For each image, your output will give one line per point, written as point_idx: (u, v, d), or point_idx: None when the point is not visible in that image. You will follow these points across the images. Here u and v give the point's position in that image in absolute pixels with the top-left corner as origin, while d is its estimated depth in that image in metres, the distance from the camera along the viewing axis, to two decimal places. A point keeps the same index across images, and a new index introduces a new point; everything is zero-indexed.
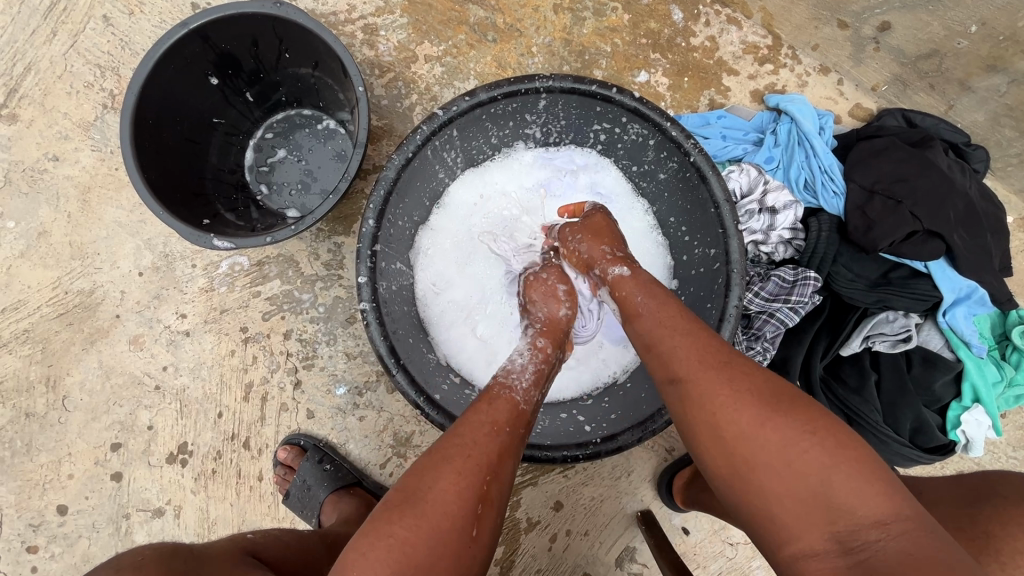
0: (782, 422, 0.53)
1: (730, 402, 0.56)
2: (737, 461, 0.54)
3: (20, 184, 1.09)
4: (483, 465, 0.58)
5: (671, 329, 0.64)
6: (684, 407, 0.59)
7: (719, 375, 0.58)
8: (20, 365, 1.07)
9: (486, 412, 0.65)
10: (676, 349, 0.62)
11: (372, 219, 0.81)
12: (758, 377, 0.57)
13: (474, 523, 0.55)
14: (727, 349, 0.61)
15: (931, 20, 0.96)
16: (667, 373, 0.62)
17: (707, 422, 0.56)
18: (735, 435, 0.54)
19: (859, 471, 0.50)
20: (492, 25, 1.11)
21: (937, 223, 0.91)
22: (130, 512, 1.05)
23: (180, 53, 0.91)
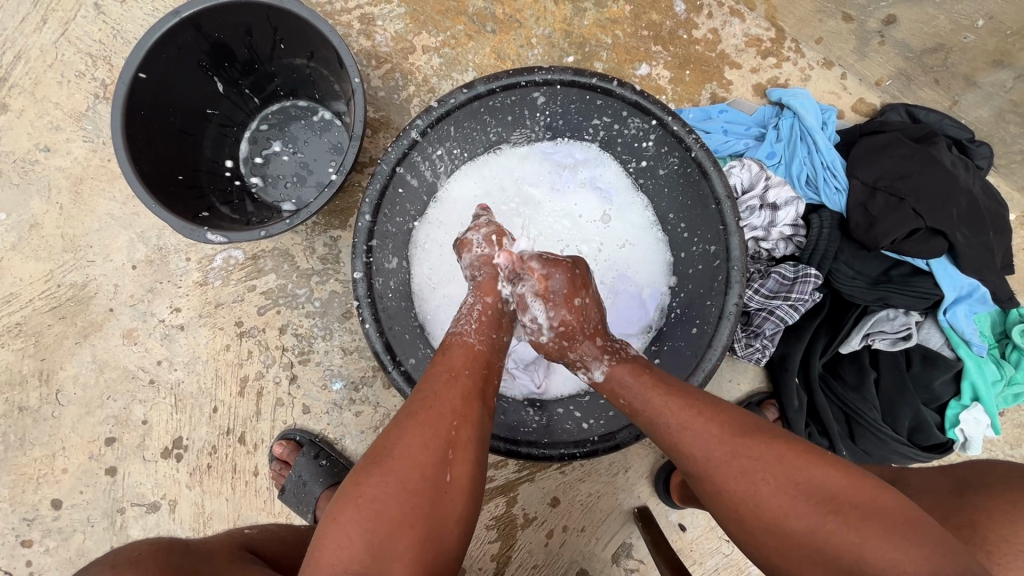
0: (805, 509, 0.53)
1: (751, 496, 0.55)
2: (773, 552, 0.55)
3: (11, 175, 1.07)
4: (446, 409, 0.61)
5: (669, 424, 0.62)
6: (710, 500, 0.59)
7: (730, 468, 0.57)
8: (13, 358, 1.06)
9: (444, 361, 0.67)
10: (684, 443, 0.60)
11: (368, 214, 0.80)
12: (770, 458, 0.56)
13: (446, 467, 0.58)
14: (731, 421, 0.60)
15: (937, 13, 0.94)
16: (681, 459, 0.61)
17: (732, 515, 0.57)
18: (764, 531, 0.55)
19: (892, 541, 0.49)
20: (491, 16, 1.09)
21: (940, 220, 0.90)
22: (125, 506, 1.05)
23: (172, 42, 0.89)
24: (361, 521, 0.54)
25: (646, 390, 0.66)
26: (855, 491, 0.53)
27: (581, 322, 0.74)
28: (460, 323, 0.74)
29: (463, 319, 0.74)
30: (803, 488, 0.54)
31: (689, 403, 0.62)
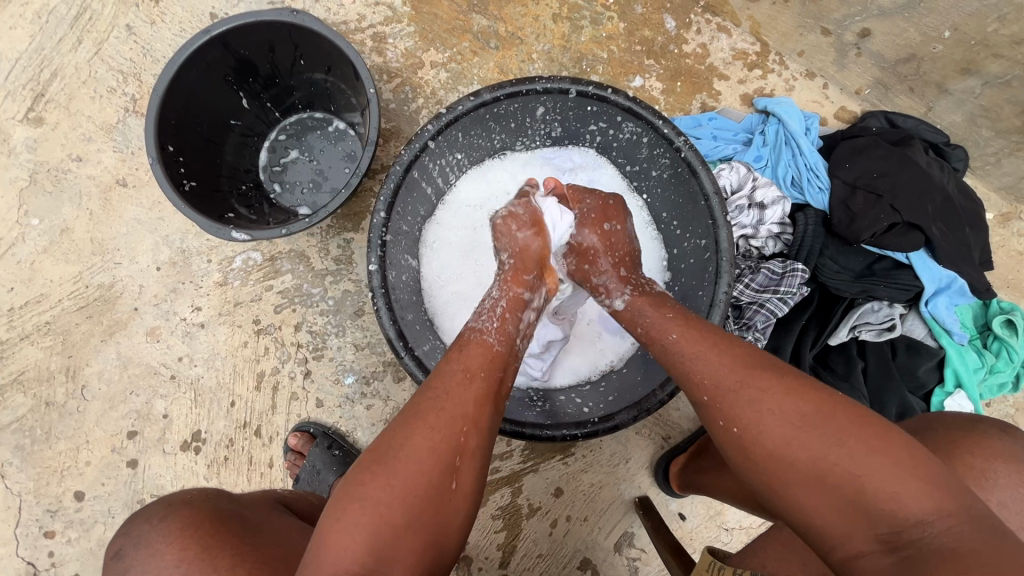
0: (810, 439, 0.54)
1: (756, 423, 0.57)
2: (772, 479, 0.56)
3: (45, 184, 1.14)
4: (457, 415, 0.62)
5: (683, 352, 0.67)
6: (717, 427, 0.61)
7: (742, 397, 0.59)
8: (41, 355, 1.11)
9: (460, 360, 0.68)
10: (701, 374, 0.64)
11: (382, 211, 0.86)
12: (778, 390, 0.58)
13: (450, 476, 0.59)
14: (748, 358, 0.63)
15: (907, 26, 1.02)
16: (697, 392, 0.64)
17: (736, 442, 0.59)
18: (767, 457, 0.56)
19: (895, 475, 0.50)
20: (494, 33, 1.17)
21: (917, 215, 0.96)
22: (145, 497, 1.09)
23: (202, 58, 0.97)
24: (360, 524, 0.54)
25: (659, 329, 0.71)
26: (865, 422, 0.54)
27: (608, 248, 0.85)
28: (482, 320, 0.76)
29: (484, 313, 0.77)
30: (816, 412, 0.55)
31: (707, 341, 0.66)
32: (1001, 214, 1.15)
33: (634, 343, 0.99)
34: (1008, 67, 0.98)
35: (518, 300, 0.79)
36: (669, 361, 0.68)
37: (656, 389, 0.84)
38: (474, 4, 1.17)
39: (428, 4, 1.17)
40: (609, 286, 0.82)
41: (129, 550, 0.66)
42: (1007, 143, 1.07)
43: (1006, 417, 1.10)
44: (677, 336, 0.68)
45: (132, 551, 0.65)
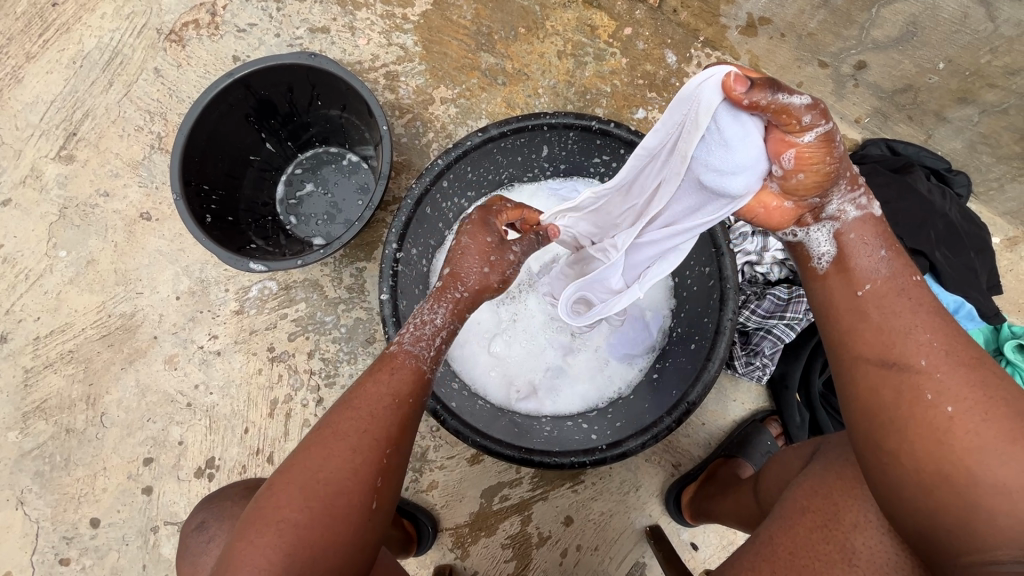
0: (1009, 426, 0.49)
1: (957, 392, 0.52)
2: (952, 463, 0.50)
3: (74, 218, 1.20)
4: (382, 437, 0.62)
5: (914, 307, 0.58)
6: (904, 384, 0.54)
7: (963, 370, 0.53)
8: (64, 383, 1.14)
9: (388, 381, 0.65)
10: (912, 328, 0.56)
11: (394, 243, 0.88)
12: (991, 378, 0.53)
13: (372, 496, 0.59)
14: (971, 345, 0.56)
15: (902, 58, 1.05)
16: (897, 346, 0.56)
17: (920, 401, 0.53)
18: (968, 446, 0.50)
19: None
20: (501, 70, 1.22)
21: (919, 241, 0.97)
22: (158, 524, 1.10)
23: (225, 99, 1.02)
24: (279, 547, 0.54)
25: (902, 266, 0.61)
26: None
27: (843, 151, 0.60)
28: (418, 344, 0.70)
29: (422, 334, 0.70)
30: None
31: (938, 307, 0.58)
32: (1007, 238, 1.15)
33: (641, 371, 1.00)
34: (1003, 96, 1.00)
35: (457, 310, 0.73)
36: (880, 306, 0.59)
37: (663, 416, 0.86)
38: (482, 43, 1.22)
39: (438, 43, 1.22)
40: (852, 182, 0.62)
41: (212, 521, 0.76)
42: (1008, 168, 1.08)
43: None
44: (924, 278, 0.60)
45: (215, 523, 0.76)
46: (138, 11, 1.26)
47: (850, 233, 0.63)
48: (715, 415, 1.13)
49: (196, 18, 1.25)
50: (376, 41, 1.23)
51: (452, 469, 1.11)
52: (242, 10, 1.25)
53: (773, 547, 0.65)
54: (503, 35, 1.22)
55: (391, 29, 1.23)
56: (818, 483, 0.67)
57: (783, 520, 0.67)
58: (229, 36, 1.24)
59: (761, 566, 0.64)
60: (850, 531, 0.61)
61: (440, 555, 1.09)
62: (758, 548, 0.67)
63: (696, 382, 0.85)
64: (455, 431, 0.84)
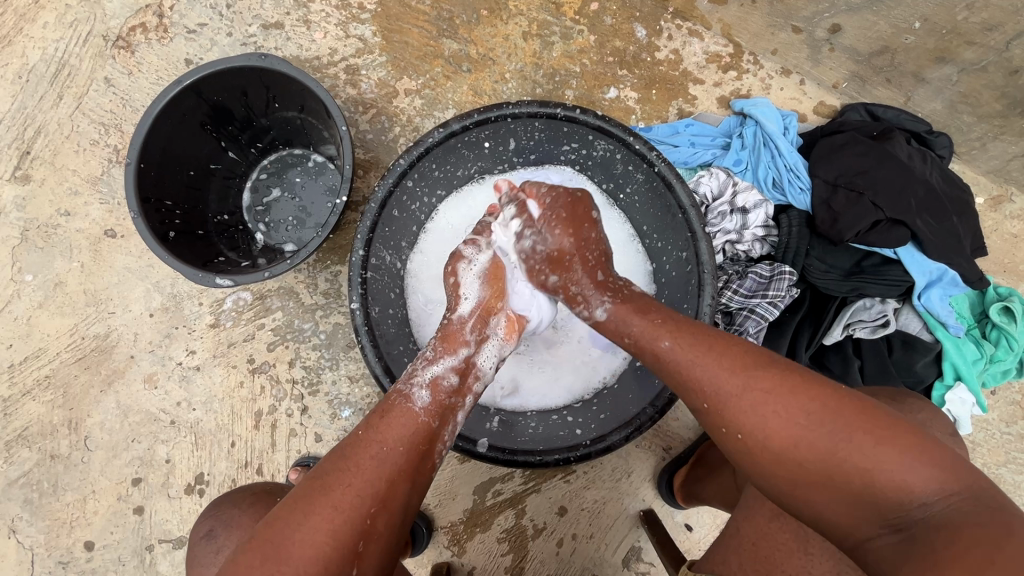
0: (801, 429, 0.53)
1: (754, 416, 0.56)
2: (777, 471, 0.54)
3: (36, 240, 1.16)
4: (366, 496, 0.58)
5: (687, 357, 0.62)
6: (713, 417, 0.59)
7: (744, 395, 0.57)
8: (43, 409, 1.13)
9: (377, 431, 0.63)
10: (700, 378, 0.60)
11: (361, 249, 0.85)
12: (779, 380, 0.56)
13: (352, 561, 0.56)
14: (750, 354, 0.60)
15: (877, 19, 1.02)
16: (691, 395, 0.61)
17: (729, 429, 0.58)
18: (775, 449, 0.54)
19: (905, 464, 0.49)
20: (466, 56, 1.17)
21: (900, 210, 0.95)
22: (153, 543, 1.10)
23: (176, 108, 0.97)
24: None
25: (653, 331, 0.66)
26: (871, 413, 0.52)
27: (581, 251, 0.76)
28: (410, 381, 0.70)
29: (416, 375, 0.71)
30: (793, 389, 0.55)
31: (713, 341, 0.62)
32: (991, 198, 1.13)
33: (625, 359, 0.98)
34: (981, 53, 0.97)
35: (463, 365, 0.74)
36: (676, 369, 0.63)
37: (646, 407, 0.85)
38: (444, 28, 1.17)
39: (398, 32, 1.17)
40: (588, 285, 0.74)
41: (221, 529, 0.77)
42: (989, 127, 1.06)
43: (1013, 405, 1.09)
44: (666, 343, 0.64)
45: (224, 532, 0.77)
46: (81, 18, 1.20)
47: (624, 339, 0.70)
48: None
49: (143, 21, 1.19)
50: (333, 34, 1.17)
51: (442, 469, 1.10)
52: (190, 10, 1.19)
53: (739, 540, 0.71)
54: (465, 19, 1.18)
55: (348, 20, 1.17)
56: None
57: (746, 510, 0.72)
58: (180, 39, 1.19)
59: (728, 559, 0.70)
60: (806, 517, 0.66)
61: (436, 553, 1.10)
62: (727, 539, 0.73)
63: None
64: None
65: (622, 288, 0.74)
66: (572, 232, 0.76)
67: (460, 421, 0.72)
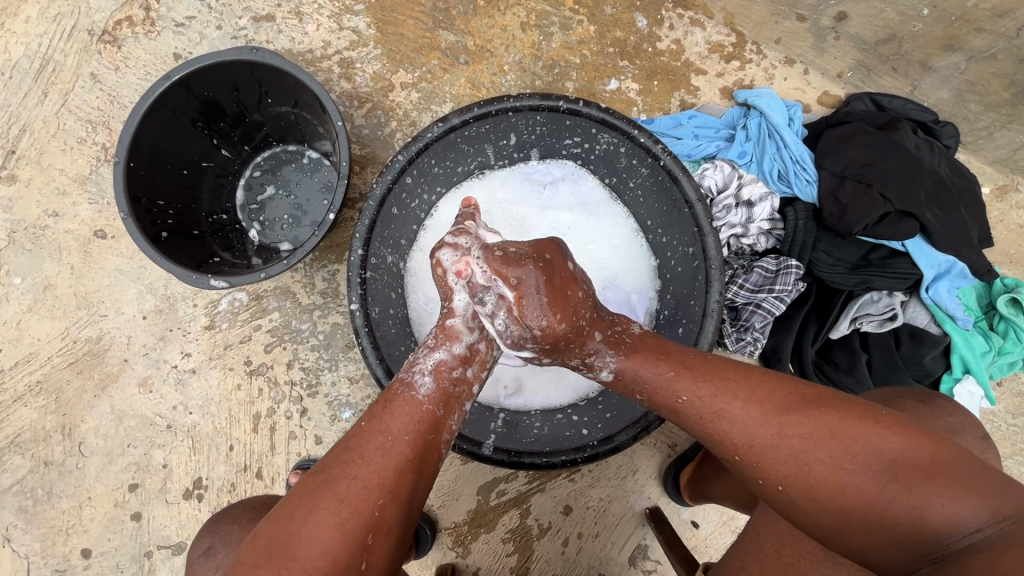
0: (850, 474, 0.51)
1: (800, 475, 0.53)
2: (825, 523, 0.52)
3: (24, 242, 1.13)
4: (375, 485, 0.57)
5: (709, 409, 0.59)
6: (750, 478, 0.57)
7: (780, 443, 0.55)
8: (35, 416, 1.10)
9: (381, 420, 0.62)
10: (730, 432, 0.58)
11: (360, 248, 0.83)
12: (811, 421, 0.54)
13: (362, 557, 0.54)
14: (772, 393, 0.58)
15: (883, 7, 1.00)
16: (724, 449, 0.59)
17: (772, 492, 0.55)
18: (822, 498, 0.52)
19: (954, 495, 0.47)
20: (463, 48, 1.14)
21: (908, 202, 0.94)
22: (152, 549, 1.08)
23: (165, 105, 0.94)
24: None
25: (670, 386, 0.62)
26: (915, 446, 0.50)
27: (566, 307, 0.65)
28: (410, 368, 0.66)
29: (418, 363, 0.67)
30: (829, 426, 0.53)
31: (737, 379, 0.60)
32: (997, 187, 1.12)
33: None
34: (991, 41, 0.96)
35: (467, 352, 0.68)
36: (703, 418, 0.60)
37: (653, 407, 0.83)
38: (440, 20, 1.15)
39: (393, 23, 1.14)
40: (601, 359, 0.67)
41: (220, 546, 0.75)
42: (997, 116, 1.04)
43: (1019, 396, 1.09)
44: (685, 400, 0.61)
45: (223, 548, 0.75)
46: (64, 12, 1.16)
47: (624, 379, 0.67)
48: None
49: (129, 15, 1.16)
50: (326, 26, 1.14)
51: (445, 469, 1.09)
52: (178, 3, 1.16)
53: (761, 545, 0.70)
54: (462, 10, 1.15)
55: (341, 11, 1.14)
56: None
57: (766, 513, 0.72)
58: (167, 32, 1.15)
59: (750, 564, 0.70)
60: None
61: (440, 554, 1.08)
62: (747, 543, 0.72)
63: None
64: None
65: (626, 331, 0.69)
66: (562, 313, 0.65)
67: (467, 407, 0.68)
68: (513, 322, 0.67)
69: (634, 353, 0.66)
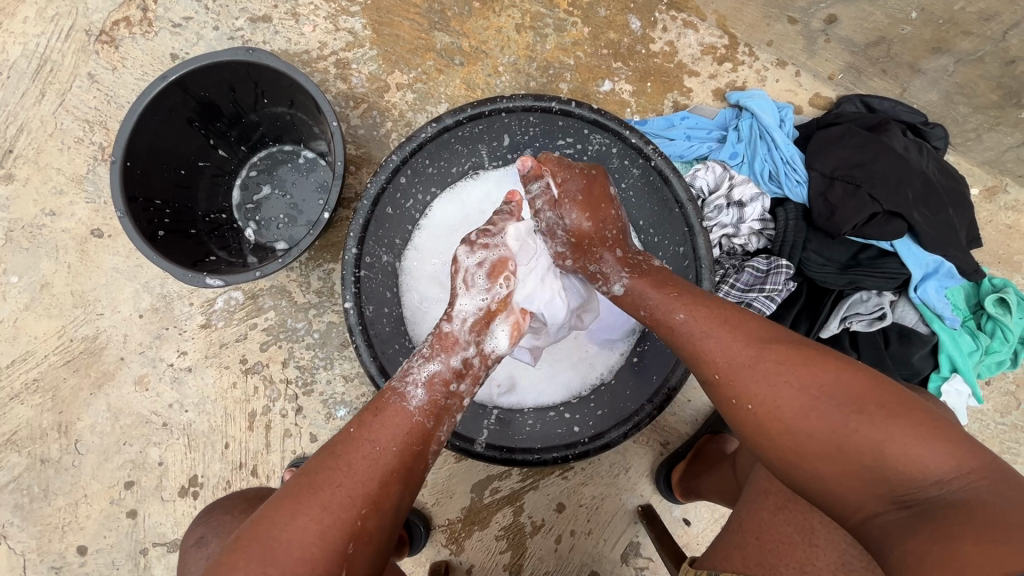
0: (817, 409, 0.53)
1: (769, 396, 0.56)
2: (786, 451, 0.55)
3: (21, 241, 1.13)
4: (359, 495, 0.58)
5: (698, 334, 0.64)
6: (723, 401, 0.61)
7: (754, 368, 0.58)
8: (31, 414, 1.10)
9: (370, 429, 0.63)
10: (710, 351, 0.62)
11: (354, 247, 0.84)
12: (791, 358, 0.57)
13: (342, 563, 0.56)
14: (758, 330, 0.62)
15: (873, 9, 1.01)
16: (704, 369, 0.63)
17: (739, 411, 0.59)
18: (786, 430, 0.55)
19: (916, 438, 0.49)
20: (458, 49, 1.15)
21: (896, 203, 0.95)
22: (147, 546, 1.09)
23: (162, 105, 0.95)
24: None
25: (668, 307, 0.69)
26: (885, 392, 0.53)
27: (597, 229, 0.79)
28: (405, 377, 0.69)
29: (413, 373, 0.69)
30: (806, 361, 0.57)
31: (726, 315, 0.65)
32: (986, 189, 1.13)
33: (622, 355, 0.97)
34: (978, 44, 0.97)
35: (445, 336, 0.73)
36: (684, 342, 0.65)
37: (644, 404, 0.84)
38: (436, 21, 1.16)
39: (389, 25, 1.15)
40: (614, 272, 0.77)
41: (212, 536, 0.75)
42: (985, 118, 1.06)
43: (1008, 395, 1.10)
44: (682, 317, 0.67)
45: (215, 538, 0.75)
46: (62, 12, 1.17)
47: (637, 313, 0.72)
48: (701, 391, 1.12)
49: (126, 15, 1.16)
50: (323, 27, 1.15)
51: (439, 467, 1.10)
52: (176, 4, 1.17)
53: (744, 534, 0.71)
54: (457, 11, 1.16)
55: (338, 12, 1.15)
56: None
57: (752, 504, 0.73)
58: (165, 33, 1.16)
59: (733, 554, 0.70)
60: (809, 511, 0.67)
61: (434, 551, 1.09)
62: (732, 534, 0.73)
63: (676, 366, 0.83)
64: None
65: (643, 263, 0.77)
66: (591, 214, 0.79)
67: (456, 421, 0.71)
68: (555, 219, 0.81)
69: (643, 275, 0.75)
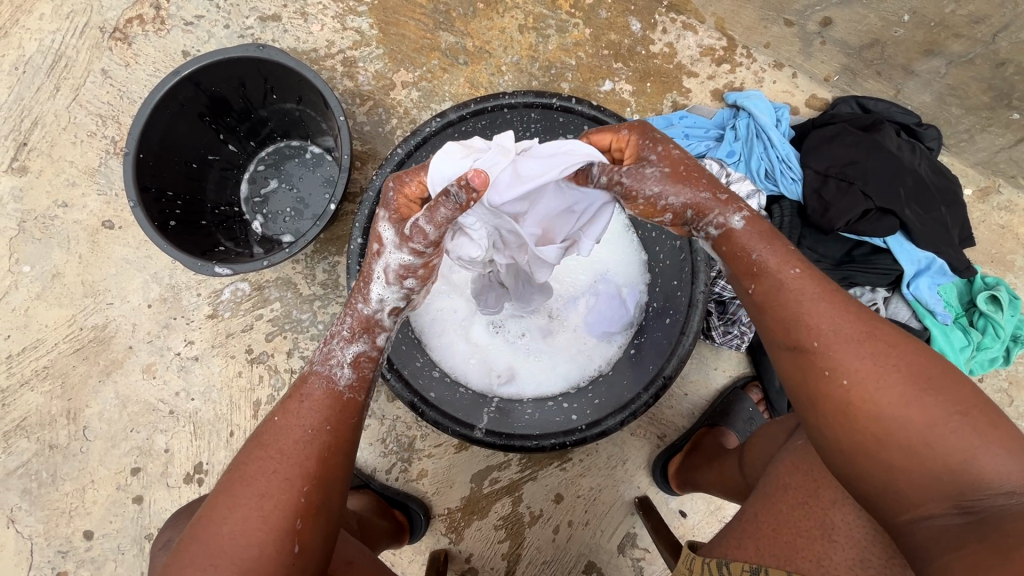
0: (917, 401, 0.50)
1: (869, 376, 0.52)
2: (862, 432, 0.51)
3: (34, 231, 1.16)
4: (297, 474, 0.59)
5: (802, 295, 0.58)
6: (809, 372, 0.56)
7: (861, 345, 0.54)
8: (42, 400, 1.13)
9: (297, 413, 0.63)
10: (814, 320, 0.57)
11: (359, 237, 0.86)
12: (901, 348, 0.53)
13: (292, 539, 0.58)
14: (863, 313, 0.57)
15: (866, 12, 1.03)
16: (798, 334, 0.57)
17: (826, 387, 0.54)
18: (873, 416, 0.51)
19: (1010, 453, 0.47)
20: (462, 49, 1.18)
21: (889, 200, 0.97)
22: (152, 532, 1.11)
23: (174, 98, 0.98)
24: None
25: (782, 258, 0.61)
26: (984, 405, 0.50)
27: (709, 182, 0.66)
28: (323, 356, 0.67)
29: (335, 355, 0.67)
30: (915, 354, 0.53)
31: (828, 289, 0.58)
32: (980, 189, 1.15)
33: (619, 347, 0.99)
34: (969, 46, 0.99)
35: (365, 320, 0.69)
36: (774, 301, 0.60)
37: (640, 393, 0.86)
38: (441, 21, 1.18)
39: (395, 24, 1.18)
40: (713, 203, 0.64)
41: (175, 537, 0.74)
42: (977, 120, 1.08)
43: (1000, 392, 1.12)
44: (799, 271, 0.60)
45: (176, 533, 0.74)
46: (78, 10, 1.20)
47: (720, 246, 0.65)
48: (698, 385, 1.15)
49: (139, 13, 1.20)
50: (331, 26, 1.18)
51: (440, 456, 1.12)
52: (188, 2, 1.20)
53: (758, 525, 0.68)
54: (462, 12, 1.19)
55: (345, 12, 1.18)
56: (795, 460, 0.70)
57: (765, 497, 0.70)
58: (176, 31, 1.19)
59: (743, 543, 0.67)
60: (829, 506, 0.63)
61: (434, 540, 1.11)
62: (743, 524, 0.70)
63: (672, 356, 0.85)
64: (433, 423, 0.85)
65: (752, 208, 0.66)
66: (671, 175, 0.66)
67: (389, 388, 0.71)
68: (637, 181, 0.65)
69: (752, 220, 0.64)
